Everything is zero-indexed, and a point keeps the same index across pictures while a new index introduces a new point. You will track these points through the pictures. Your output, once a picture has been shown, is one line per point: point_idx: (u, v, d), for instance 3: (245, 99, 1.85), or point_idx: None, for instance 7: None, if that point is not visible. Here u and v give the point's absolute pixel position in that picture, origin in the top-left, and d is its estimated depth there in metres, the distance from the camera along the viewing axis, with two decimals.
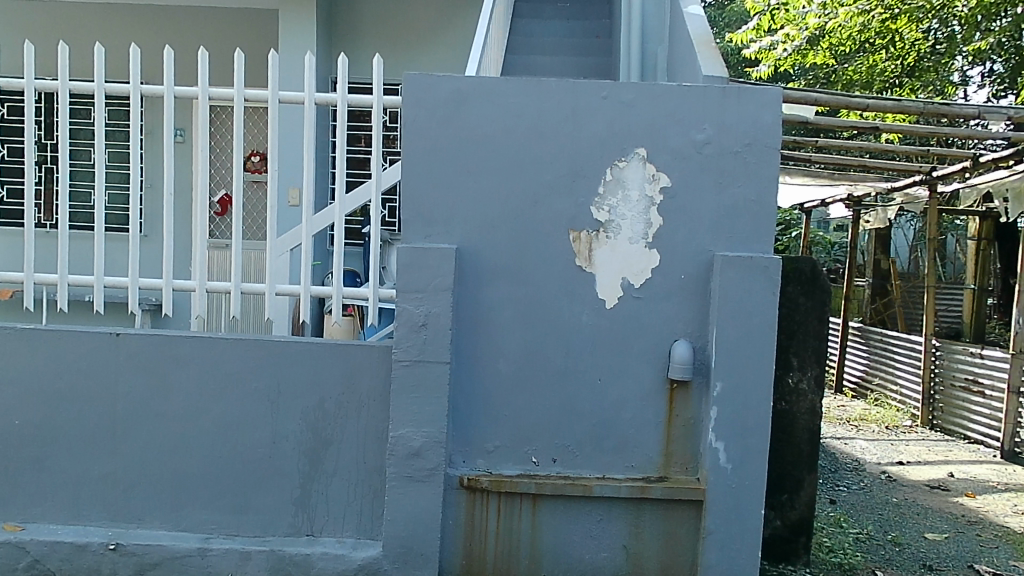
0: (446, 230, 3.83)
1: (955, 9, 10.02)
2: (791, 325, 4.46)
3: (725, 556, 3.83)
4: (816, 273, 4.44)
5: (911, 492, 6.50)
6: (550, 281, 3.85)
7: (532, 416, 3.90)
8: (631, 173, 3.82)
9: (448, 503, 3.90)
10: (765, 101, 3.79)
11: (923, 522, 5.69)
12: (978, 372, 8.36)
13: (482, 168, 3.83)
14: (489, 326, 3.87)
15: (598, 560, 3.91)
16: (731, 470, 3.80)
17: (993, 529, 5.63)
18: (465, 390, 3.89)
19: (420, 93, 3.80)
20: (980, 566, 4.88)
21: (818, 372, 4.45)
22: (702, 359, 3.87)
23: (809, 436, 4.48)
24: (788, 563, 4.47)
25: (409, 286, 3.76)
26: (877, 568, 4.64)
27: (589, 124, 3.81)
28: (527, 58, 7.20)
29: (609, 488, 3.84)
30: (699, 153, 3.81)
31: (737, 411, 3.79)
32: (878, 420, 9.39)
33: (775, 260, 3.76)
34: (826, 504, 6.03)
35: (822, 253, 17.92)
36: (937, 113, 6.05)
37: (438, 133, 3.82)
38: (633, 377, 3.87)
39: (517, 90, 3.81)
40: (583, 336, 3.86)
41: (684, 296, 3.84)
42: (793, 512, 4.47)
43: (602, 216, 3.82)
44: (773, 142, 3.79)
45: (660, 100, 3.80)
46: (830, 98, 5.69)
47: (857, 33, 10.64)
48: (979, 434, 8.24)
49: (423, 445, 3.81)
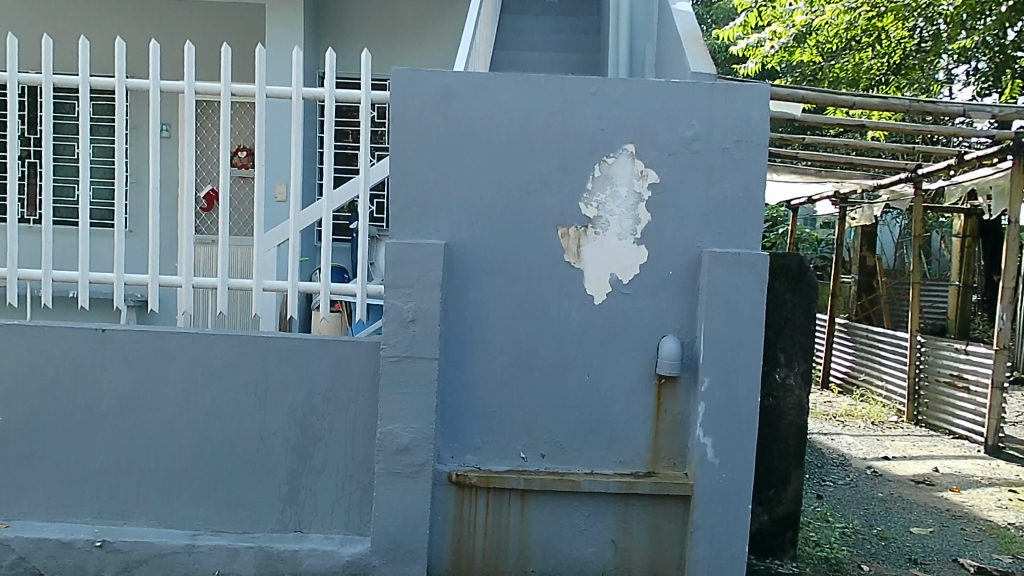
0: (435, 225, 3.83)
1: (940, 8, 10.11)
2: (779, 320, 4.49)
3: (713, 550, 3.84)
4: (803, 269, 4.45)
5: (896, 487, 6.55)
6: (541, 275, 3.84)
7: (519, 413, 3.90)
8: (619, 169, 3.82)
9: (437, 498, 3.89)
10: (753, 98, 3.81)
11: (908, 517, 5.73)
12: (962, 368, 8.41)
13: (472, 161, 3.82)
14: (477, 322, 3.86)
15: (587, 555, 3.91)
16: (719, 465, 3.82)
17: (977, 524, 5.68)
18: (455, 386, 3.88)
19: (408, 88, 3.79)
20: (965, 560, 4.92)
21: (805, 368, 4.48)
22: (690, 354, 3.88)
23: (796, 431, 4.51)
24: (774, 557, 4.51)
25: (398, 282, 3.74)
26: (863, 563, 4.68)
27: (578, 120, 3.81)
28: (516, 54, 7.17)
29: (598, 484, 3.84)
30: (688, 150, 3.82)
31: (723, 405, 3.80)
32: (863, 416, 9.45)
33: (762, 256, 3.78)
34: (813, 499, 6.05)
35: (809, 250, 17.95)
36: (923, 112, 6.08)
37: (427, 129, 3.80)
38: (622, 373, 3.88)
39: (506, 87, 3.80)
40: (572, 331, 3.86)
41: (672, 291, 3.86)
42: (780, 507, 4.50)
43: (590, 212, 3.82)
44: (762, 139, 3.81)
45: (649, 96, 3.80)
46: (817, 95, 5.72)
47: (843, 31, 10.76)
48: (964, 430, 8.30)
49: (411, 441, 3.80)
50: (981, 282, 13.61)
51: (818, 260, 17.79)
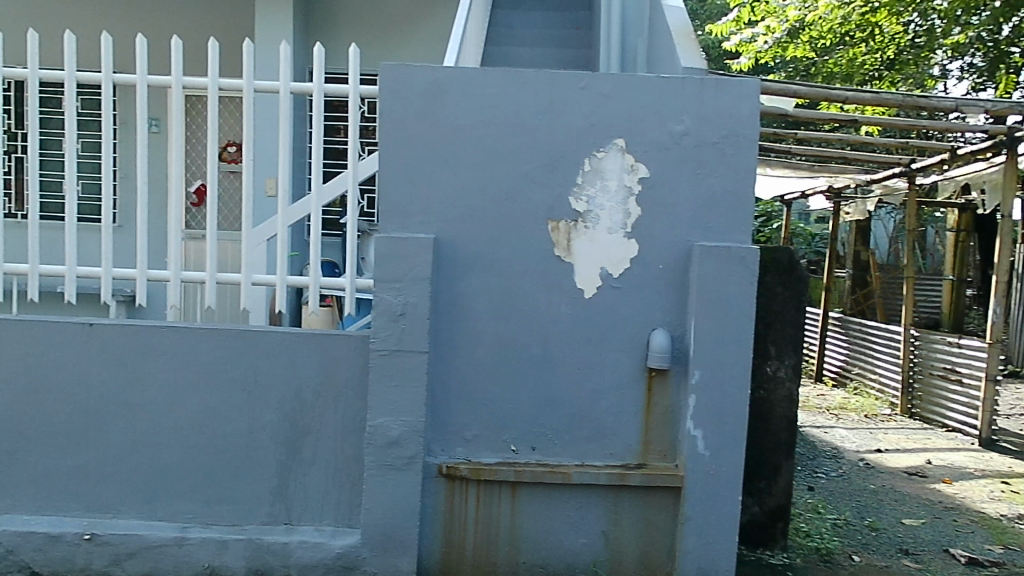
0: (424, 220, 3.84)
1: (933, 3, 10.18)
2: (769, 314, 4.51)
3: (702, 541, 3.87)
4: (793, 263, 4.48)
5: (889, 478, 6.59)
6: (531, 269, 3.86)
7: (508, 406, 3.91)
8: (610, 164, 3.84)
9: (427, 491, 3.91)
10: (743, 94, 3.83)
11: (900, 508, 5.77)
12: (956, 361, 8.45)
13: (462, 155, 3.83)
14: (466, 316, 3.88)
15: (577, 546, 3.93)
16: (709, 457, 3.85)
17: (969, 514, 5.73)
18: (445, 379, 3.90)
19: (396, 83, 3.80)
20: (956, 550, 4.96)
21: (795, 360, 4.51)
22: (681, 348, 3.90)
23: (786, 424, 4.55)
24: (764, 549, 4.54)
25: (387, 276, 3.76)
26: (853, 553, 4.73)
27: (567, 114, 3.83)
28: (506, 50, 7.16)
29: (588, 475, 3.87)
30: (677, 144, 3.84)
31: (714, 401, 3.83)
32: (856, 409, 9.51)
33: (753, 250, 3.81)
34: (804, 490, 6.09)
35: (802, 245, 17.96)
36: (916, 107, 6.21)
37: (416, 124, 3.82)
38: (611, 366, 3.90)
39: (494, 81, 3.82)
40: (562, 325, 3.88)
41: (661, 286, 3.88)
42: (771, 499, 4.53)
43: (580, 206, 3.84)
44: (751, 135, 3.83)
45: (638, 92, 3.82)
46: (810, 91, 5.81)
47: (838, 27, 10.77)
48: (957, 422, 8.35)
49: (401, 435, 3.82)
50: (976, 277, 13.71)
51: (812, 254, 17.81)
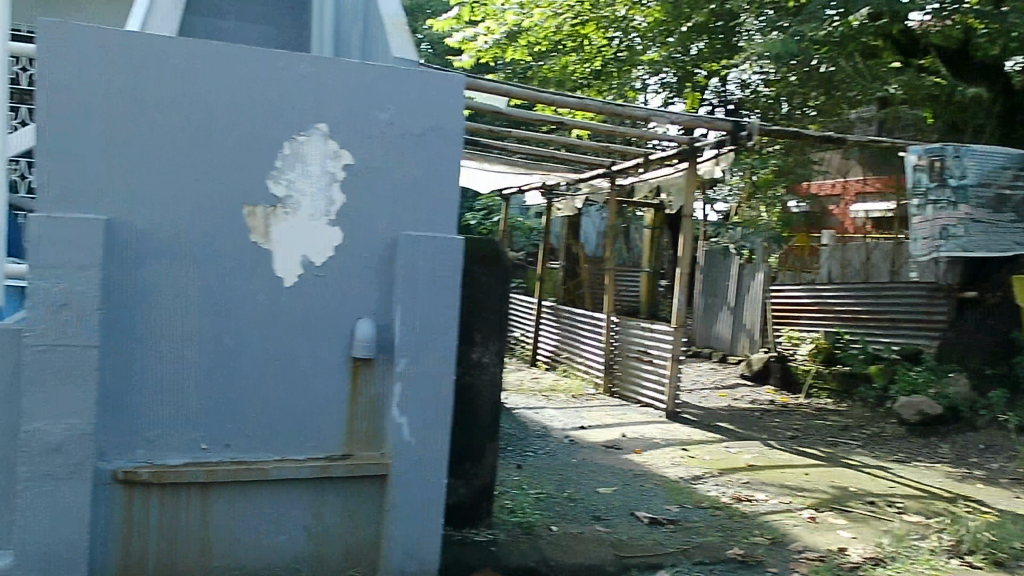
0: (97, 200, 3.46)
1: (633, 22, 11.25)
2: (475, 303, 4.69)
3: (407, 526, 3.93)
4: (497, 254, 4.70)
5: (589, 452, 7.21)
6: (226, 256, 3.65)
7: (199, 402, 3.67)
8: (312, 148, 3.74)
9: (99, 500, 3.55)
10: (447, 89, 3.95)
11: (596, 479, 6.33)
12: (648, 344, 9.41)
13: (144, 129, 3.52)
14: (149, 306, 3.57)
15: (277, 544, 3.80)
16: (413, 443, 3.91)
17: (654, 479, 6.44)
18: (125, 376, 3.56)
19: (60, 43, 3.38)
20: (640, 512, 5.54)
21: (499, 347, 4.74)
22: (387, 337, 3.92)
23: (491, 407, 4.78)
24: (470, 528, 4.73)
25: (48, 262, 3.34)
26: (552, 523, 5.09)
27: (264, 95, 3.67)
28: (210, 22, 6.69)
29: (287, 470, 3.75)
30: (383, 133, 3.84)
31: (418, 387, 3.89)
32: (565, 390, 10.28)
33: (457, 240, 3.93)
34: (513, 469, 6.44)
35: (521, 238, 19.00)
36: (613, 114, 6.72)
37: (85, 91, 3.42)
38: (312, 356, 3.81)
39: (181, 52, 3.55)
40: (259, 315, 3.72)
41: (366, 274, 3.86)
42: (477, 479, 4.72)
43: (280, 190, 3.70)
44: (456, 130, 3.96)
45: (341, 77, 3.77)
46: (524, 92, 6.14)
47: (551, 35, 11.68)
48: (648, 398, 9.35)
49: (65, 440, 3.42)
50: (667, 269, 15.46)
51: (531, 247, 18.93)
